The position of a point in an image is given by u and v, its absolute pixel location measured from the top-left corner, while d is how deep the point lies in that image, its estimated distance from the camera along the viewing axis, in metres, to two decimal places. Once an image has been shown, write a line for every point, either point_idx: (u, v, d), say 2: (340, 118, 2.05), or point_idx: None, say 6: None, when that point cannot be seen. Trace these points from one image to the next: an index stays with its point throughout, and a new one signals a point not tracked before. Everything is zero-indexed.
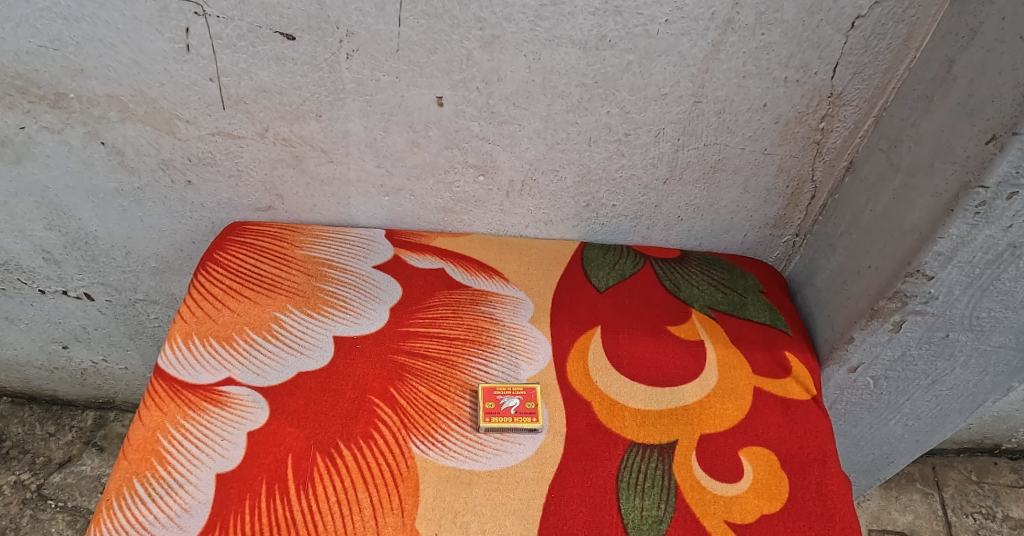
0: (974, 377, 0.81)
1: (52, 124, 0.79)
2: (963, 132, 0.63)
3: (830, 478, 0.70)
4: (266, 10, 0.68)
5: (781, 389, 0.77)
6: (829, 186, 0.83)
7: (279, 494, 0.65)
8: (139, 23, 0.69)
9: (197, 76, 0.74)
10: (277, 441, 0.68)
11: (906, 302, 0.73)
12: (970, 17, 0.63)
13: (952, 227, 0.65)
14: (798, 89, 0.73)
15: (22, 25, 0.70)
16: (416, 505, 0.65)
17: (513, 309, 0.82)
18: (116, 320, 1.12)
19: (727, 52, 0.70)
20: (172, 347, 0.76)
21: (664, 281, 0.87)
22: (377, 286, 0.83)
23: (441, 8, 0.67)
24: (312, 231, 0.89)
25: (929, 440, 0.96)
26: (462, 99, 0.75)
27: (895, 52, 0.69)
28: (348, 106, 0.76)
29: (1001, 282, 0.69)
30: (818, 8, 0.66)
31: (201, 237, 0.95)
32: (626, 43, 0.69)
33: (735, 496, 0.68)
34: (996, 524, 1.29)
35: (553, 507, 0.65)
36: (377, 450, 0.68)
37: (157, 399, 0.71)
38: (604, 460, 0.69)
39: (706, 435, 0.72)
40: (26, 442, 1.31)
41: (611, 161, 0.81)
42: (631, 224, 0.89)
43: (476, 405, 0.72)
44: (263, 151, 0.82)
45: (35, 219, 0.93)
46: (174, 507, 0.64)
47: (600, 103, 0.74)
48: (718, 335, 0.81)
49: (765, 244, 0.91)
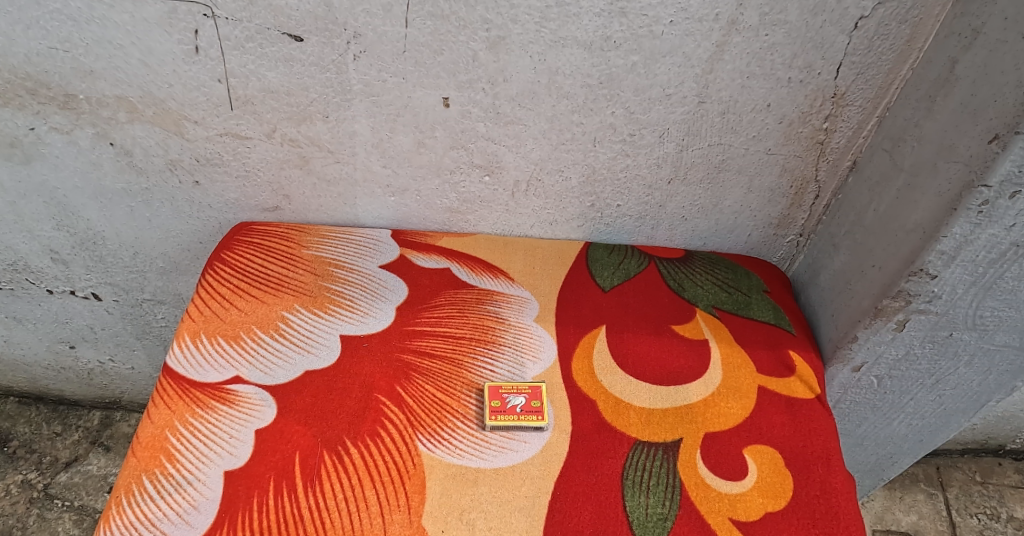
0: (978, 377, 0.82)
1: (61, 124, 0.80)
2: (966, 132, 0.63)
3: (835, 476, 0.70)
4: (275, 12, 0.68)
5: (785, 388, 0.77)
6: (832, 186, 0.83)
7: (287, 492, 0.65)
8: (148, 24, 0.70)
9: (205, 77, 0.74)
10: (285, 438, 0.69)
11: (909, 301, 0.73)
12: (973, 17, 0.63)
13: (955, 227, 0.65)
14: (801, 89, 0.73)
15: (33, 27, 0.71)
16: (423, 503, 0.65)
17: (519, 308, 0.82)
18: (123, 320, 1.13)
19: (731, 52, 0.70)
20: (180, 346, 0.76)
21: (668, 281, 0.87)
22: (383, 286, 0.83)
23: (447, 10, 0.68)
24: (319, 231, 0.90)
25: (933, 439, 0.96)
26: (468, 99, 0.75)
27: (899, 52, 0.70)
28: (355, 107, 0.77)
29: (1005, 281, 0.69)
30: (822, 9, 0.66)
31: (208, 237, 0.95)
32: (630, 44, 0.70)
33: (740, 494, 0.68)
34: (1000, 524, 1.29)
35: (559, 505, 0.66)
36: (384, 447, 0.69)
37: (165, 397, 0.72)
38: (609, 458, 0.70)
39: (711, 434, 0.73)
40: (33, 441, 1.32)
41: (616, 161, 0.81)
42: (635, 224, 0.90)
43: (482, 404, 0.73)
44: (270, 151, 0.82)
45: (43, 220, 0.94)
46: (183, 504, 0.64)
47: (605, 103, 0.75)
48: (722, 334, 0.82)
49: (768, 244, 0.92)
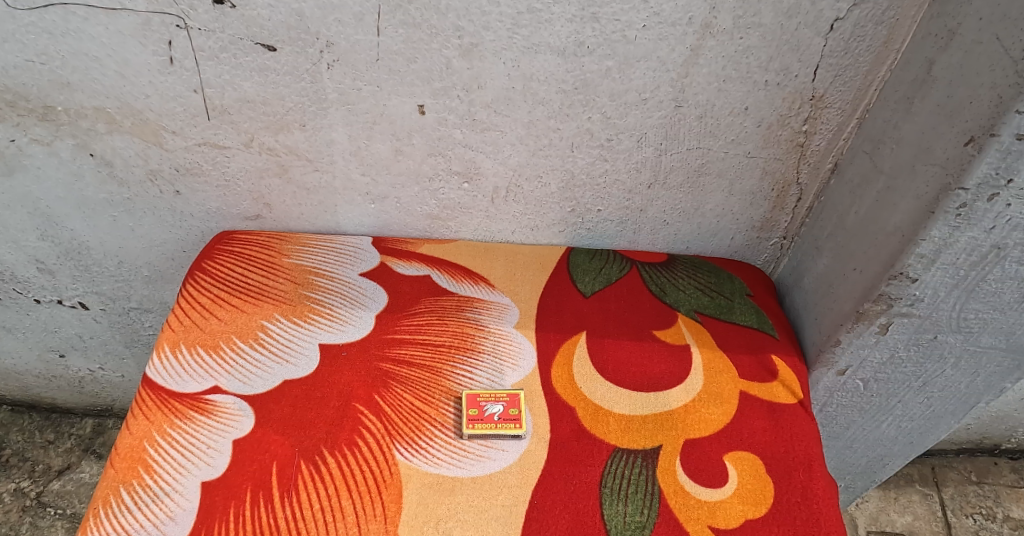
0: (965, 378, 0.81)
1: (41, 136, 0.80)
2: (943, 134, 0.62)
3: (816, 482, 0.70)
4: (247, 22, 0.68)
5: (767, 393, 0.77)
6: (815, 188, 0.83)
7: (263, 502, 0.65)
8: (123, 36, 0.70)
9: (181, 88, 0.74)
10: (262, 448, 0.69)
11: (891, 304, 0.72)
12: (949, 18, 0.62)
13: (934, 230, 0.64)
14: (779, 92, 0.73)
15: (9, 40, 0.71)
16: (399, 512, 0.65)
17: (499, 315, 0.82)
18: (111, 329, 1.13)
19: (706, 56, 0.70)
20: (161, 357, 0.76)
21: (650, 286, 0.87)
22: (363, 294, 0.83)
23: (419, 18, 0.67)
24: (300, 239, 0.90)
25: (923, 441, 0.95)
26: (444, 107, 0.75)
27: (876, 54, 0.69)
28: (332, 116, 0.77)
29: (987, 284, 0.68)
30: (796, 11, 0.66)
31: (192, 246, 0.95)
32: (604, 49, 0.69)
33: (719, 501, 0.68)
34: (996, 525, 1.29)
35: (536, 514, 0.66)
36: (361, 456, 0.69)
37: (144, 407, 0.72)
38: (588, 466, 0.69)
39: (691, 440, 0.72)
40: (26, 450, 1.32)
41: (594, 166, 0.81)
42: (617, 229, 0.89)
43: (460, 412, 0.73)
44: (249, 160, 0.82)
45: (28, 230, 0.94)
46: (160, 515, 0.64)
47: (581, 109, 0.75)
48: (704, 339, 0.81)
49: (752, 246, 0.91)
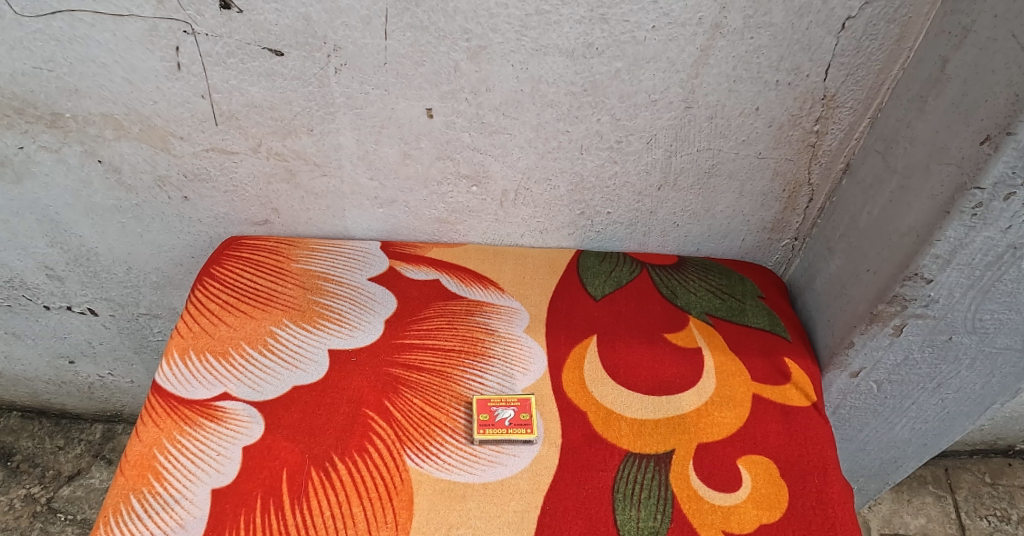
0: (980, 379, 0.80)
1: (49, 143, 0.80)
2: (958, 132, 0.61)
3: (831, 486, 0.69)
4: (254, 27, 0.68)
5: (780, 396, 0.76)
6: (827, 188, 0.82)
7: (274, 510, 0.65)
8: (129, 42, 0.70)
9: (189, 93, 0.74)
10: (272, 455, 0.68)
11: (906, 306, 0.71)
12: (962, 15, 0.62)
13: (949, 230, 0.64)
14: (790, 92, 0.72)
15: (16, 47, 0.71)
16: (410, 519, 0.65)
17: (508, 319, 0.81)
18: (120, 334, 1.13)
19: (716, 56, 0.69)
20: (169, 364, 0.76)
21: (661, 289, 0.86)
22: (372, 299, 0.83)
23: (426, 21, 0.67)
24: (308, 245, 0.90)
25: (938, 443, 0.94)
26: (452, 110, 0.75)
27: (888, 52, 0.68)
28: (339, 120, 0.76)
29: (1003, 284, 0.67)
30: (807, 10, 0.65)
31: (200, 252, 0.95)
32: (613, 50, 0.69)
33: (734, 506, 0.67)
34: (1011, 527, 1.27)
35: (548, 520, 0.65)
36: (372, 462, 0.68)
37: (153, 414, 0.72)
38: (600, 471, 0.69)
39: (704, 444, 0.71)
40: (37, 455, 1.33)
41: (604, 168, 0.80)
42: (626, 231, 0.88)
43: (471, 417, 0.72)
44: (256, 166, 0.82)
45: (37, 237, 0.94)
46: (170, 523, 0.64)
47: (590, 111, 0.74)
48: (716, 342, 0.81)
49: (764, 248, 0.90)
